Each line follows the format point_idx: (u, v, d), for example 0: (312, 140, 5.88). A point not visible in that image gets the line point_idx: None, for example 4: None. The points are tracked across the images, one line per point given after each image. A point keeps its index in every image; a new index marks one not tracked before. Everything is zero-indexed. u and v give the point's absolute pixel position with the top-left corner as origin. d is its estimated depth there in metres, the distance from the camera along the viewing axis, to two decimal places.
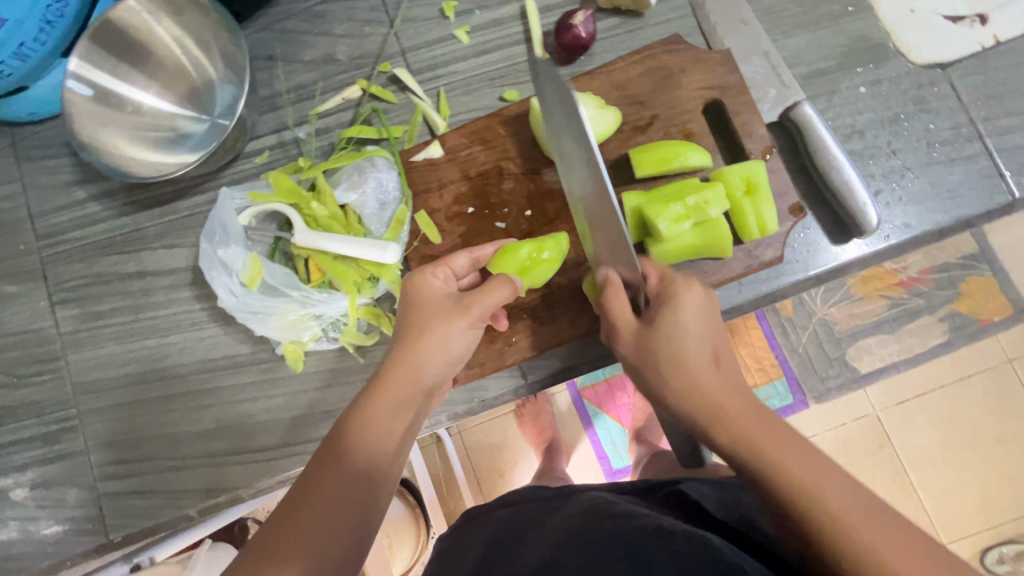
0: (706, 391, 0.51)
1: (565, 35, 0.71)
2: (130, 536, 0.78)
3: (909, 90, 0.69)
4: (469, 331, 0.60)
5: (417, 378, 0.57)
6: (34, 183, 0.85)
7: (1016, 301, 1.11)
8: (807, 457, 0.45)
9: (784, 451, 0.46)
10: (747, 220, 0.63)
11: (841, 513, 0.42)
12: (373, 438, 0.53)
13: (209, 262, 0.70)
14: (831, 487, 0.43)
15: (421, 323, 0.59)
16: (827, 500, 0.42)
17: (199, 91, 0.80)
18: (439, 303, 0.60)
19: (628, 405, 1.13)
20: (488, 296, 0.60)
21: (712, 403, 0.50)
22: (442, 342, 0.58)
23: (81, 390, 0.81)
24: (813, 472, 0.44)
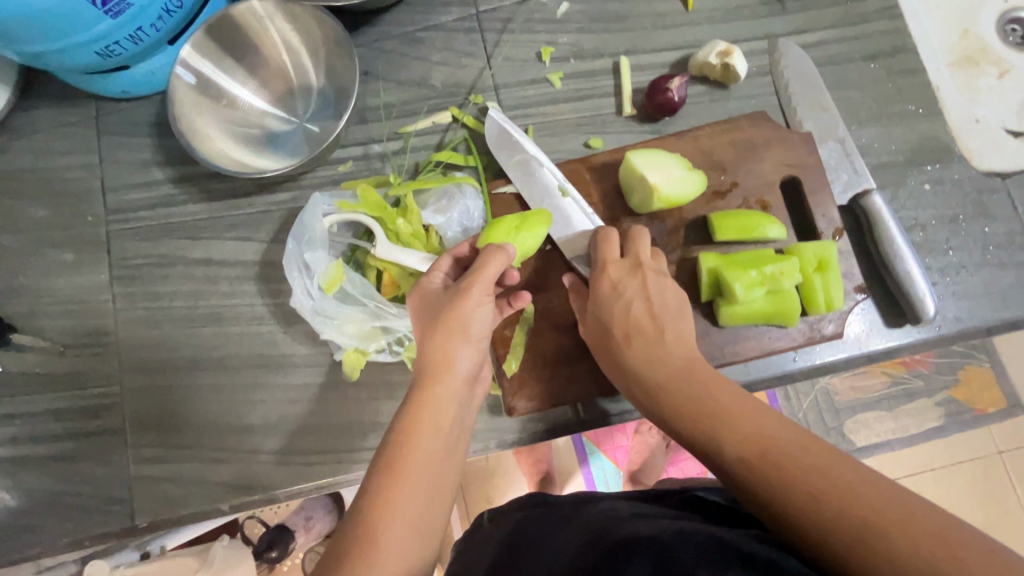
0: (671, 396, 0.55)
1: (659, 96, 0.76)
2: (158, 522, 0.77)
3: (970, 193, 0.74)
4: (476, 306, 0.57)
5: (446, 378, 0.55)
6: (110, 157, 0.86)
7: (1011, 395, 1.18)
8: (769, 430, 0.48)
9: (746, 430, 0.49)
10: (815, 295, 0.67)
11: (821, 475, 0.43)
12: (419, 451, 0.51)
13: (290, 262, 0.71)
14: (798, 454, 0.46)
15: (425, 323, 0.58)
16: (794, 469, 0.45)
17: (294, 94, 0.82)
18: (436, 301, 0.59)
19: (625, 447, 1.10)
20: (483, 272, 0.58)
21: (681, 407, 0.54)
22: (466, 340, 0.57)
23: (128, 368, 0.81)
24: (778, 440, 0.47)
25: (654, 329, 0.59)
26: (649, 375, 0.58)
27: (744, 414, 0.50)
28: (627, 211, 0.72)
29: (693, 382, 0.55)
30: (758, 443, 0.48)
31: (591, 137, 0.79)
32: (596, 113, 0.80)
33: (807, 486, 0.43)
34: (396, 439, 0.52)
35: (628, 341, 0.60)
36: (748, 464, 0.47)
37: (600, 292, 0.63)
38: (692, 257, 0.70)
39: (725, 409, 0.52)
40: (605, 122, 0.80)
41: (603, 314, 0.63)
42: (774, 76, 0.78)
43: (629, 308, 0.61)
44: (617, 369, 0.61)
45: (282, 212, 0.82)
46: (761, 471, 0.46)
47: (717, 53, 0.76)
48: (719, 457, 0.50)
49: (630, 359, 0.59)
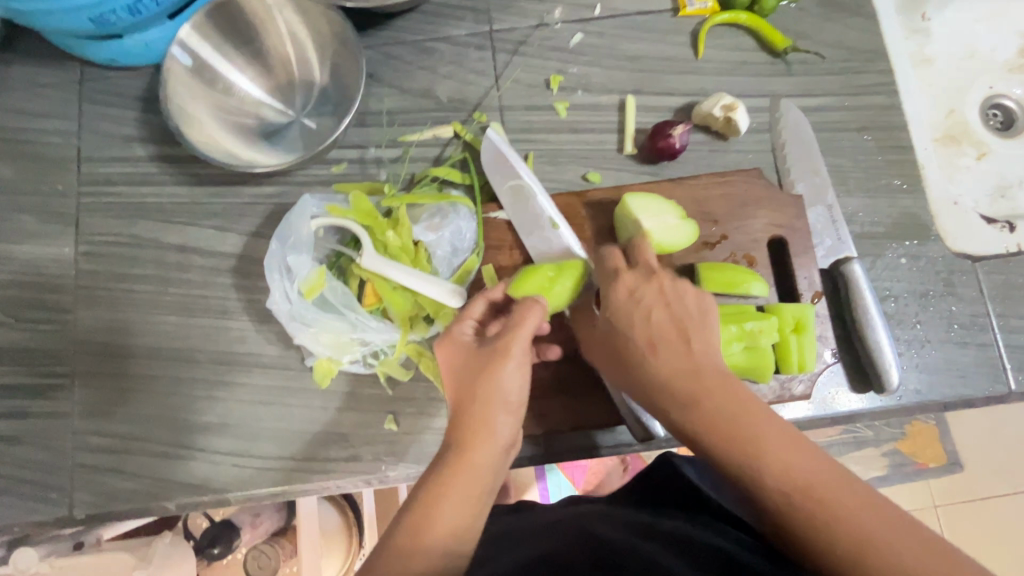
0: (706, 416, 0.49)
1: (661, 140, 0.76)
2: (98, 515, 0.73)
3: (942, 272, 0.77)
4: (514, 370, 0.54)
5: (482, 444, 0.51)
6: (90, 126, 0.82)
7: (950, 453, 1.24)
8: (809, 465, 0.46)
9: (789, 461, 0.46)
10: (789, 356, 0.68)
11: (867, 521, 0.42)
12: (456, 510, 0.48)
13: (272, 262, 0.69)
14: (843, 496, 0.44)
15: (466, 379, 0.54)
16: (839, 513, 0.43)
17: (294, 87, 0.80)
18: (471, 354, 0.56)
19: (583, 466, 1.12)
20: (519, 330, 0.56)
21: (717, 430, 0.49)
22: (504, 404, 0.53)
23: (84, 349, 0.77)
24: (822, 479, 0.45)
25: (679, 340, 0.53)
26: (678, 390, 0.51)
27: (783, 445, 0.47)
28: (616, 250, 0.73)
29: (731, 399, 0.49)
30: (802, 476, 0.45)
31: (589, 171, 0.79)
32: (597, 148, 0.80)
33: (858, 535, 0.42)
34: (428, 503, 0.48)
35: (654, 350, 0.54)
36: (789, 499, 0.45)
37: (616, 296, 0.57)
38: None
39: (763, 436, 0.47)
40: (605, 157, 0.80)
41: (623, 320, 0.56)
42: (772, 135, 0.80)
43: (653, 320, 0.55)
44: (635, 375, 0.55)
45: (268, 206, 0.80)
46: (806, 514, 0.44)
47: (722, 106, 0.77)
48: (757, 489, 0.47)
49: (657, 369, 0.53)
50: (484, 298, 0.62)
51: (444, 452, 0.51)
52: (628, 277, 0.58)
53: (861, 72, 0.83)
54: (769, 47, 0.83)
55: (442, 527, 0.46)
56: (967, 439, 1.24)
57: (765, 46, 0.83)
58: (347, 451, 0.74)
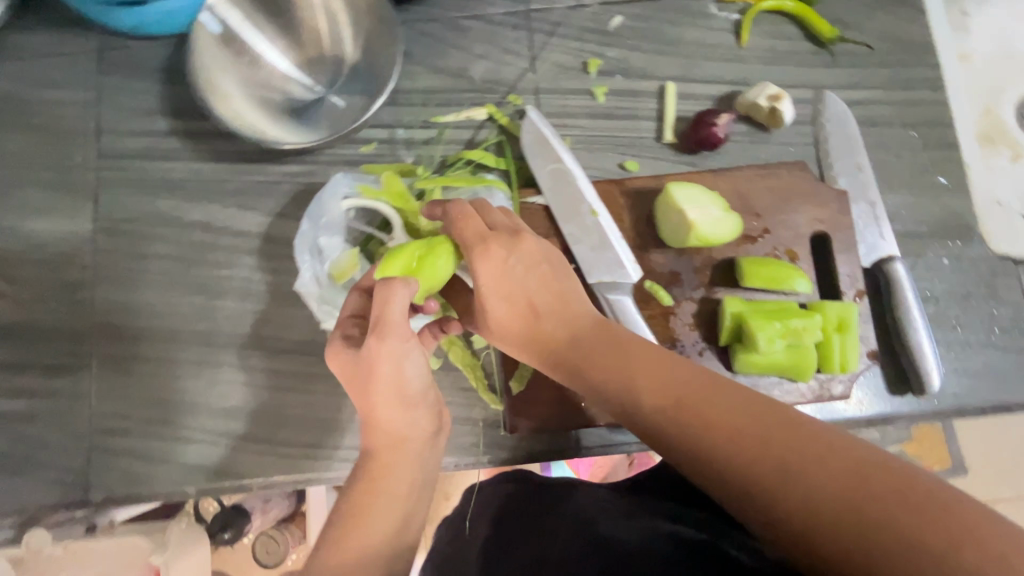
0: (597, 379, 0.48)
1: (704, 129, 0.75)
2: (114, 498, 0.71)
3: (984, 274, 0.76)
4: (403, 359, 0.51)
5: (400, 445, 0.52)
6: (110, 96, 0.79)
7: (960, 456, 1.24)
8: (696, 402, 0.43)
9: (672, 402, 0.44)
10: (831, 355, 0.67)
11: (825, 473, 0.36)
12: (384, 516, 0.48)
13: (301, 242, 0.67)
14: (733, 424, 0.41)
15: (358, 384, 0.52)
16: (726, 449, 0.40)
17: (323, 63, 0.77)
18: (349, 357, 0.52)
19: (589, 460, 1.11)
20: (387, 315, 0.51)
21: (610, 393, 0.47)
22: (413, 399, 0.53)
23: (102, 328, 0.74)
24: (711, 411, 0.42)
25: (556, 295, 0.53)
26: (569, 358, 0.51)
27: (663, 389, 0.45)
28: (655, 242, 0.71)
29: (621, 356, 0.48)
30: (690, 412, 0.43)
31: (626, 159, 0.77)
32: (635, 135, 0.78)
33: (761, 464, 0.39)
34: (355, 508, 0.48)
35: (538, 318, 0.53)
36: (684, 443, 0.42)
37: (483, 265, 0.54)
38: (716, 298, 0.70)
39: (647, 386, 0.45)
40: (643, 146, 0.78)
41: (488, 288, 0.54)
42: (815, 127, 0.78)
43: (530, 284, 0.53)
44: (529, 348, 0.54)
45: (294, 186, 0.77)
46: (699, 450, 0.41)
47: (767, 96, 0.75)
48: (662, 442, 0.44)
49: (549, 337, 0.52)
50: (359, 291, 0.57)
51: (362, 461, 0.51)
52: (495, 244, 0.54)
53: (908, 66, 0.80)
54: (815, 37, 0.80)
55: (369, 532, 0.47)
56: (978, 443, 1.24)
57: (810, 36, 0.81)
58: None
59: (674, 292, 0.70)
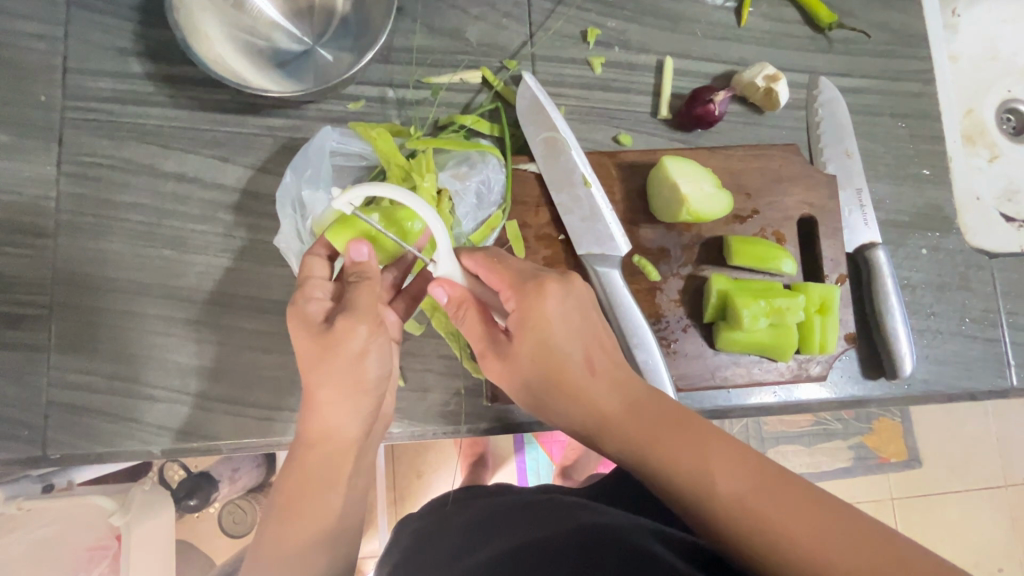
0: (658, 458, 0.47)
1: (699, 106, 0.73)
2: (72, 457, 0.68)
3: (960, 265, 0.78)
4: (365, 354, 0.50)
5: (334, 441, 0.53)
6: (80, 34, 0.74)
7: (913, 449, 1.28)
8: (773, 494, 0.43)
9: (742, 492, 0.43)
10: (812, 336, 0.68)
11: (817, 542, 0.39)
12: (323, 510, 0.54)
13: (284, 196, 0.65)
14: (809, 518, 0.41)
15: (314, 374, 0.50)
16: (798, 537, 0.40)
17: (313, 13, 0.73)
18: (311, 338, 0.50)
19: (562, 442, 1.12)
20: (355, 304, 0.50)
21: (673, 475, 0.45)
22: (361, 395, 0.52)
23: (65, 278, 0.70)
24: (790, 511, 0.41)
25: (604, 364, 0.53)
26: (626, 432, 0.49)
27: (734, 475, 0.44)
28: (646, 217, 0.70)
29: (684, 440, 0.47)
30: (764, 507, 0.42)
31: (621, 132, 0.76)
32: (631, 109, 0.77)
33: (802, 544, 0.40)
34: (298, 502, 0.53)
35: (592, 379, 0.51)
36: (752, 534, 0.41)
37: (534, 305, 0.51)
38: (702, 276, 0.70)
39: (715, 471, 0.44)
40: (638, 120, 0.77)
41: (530, 329, 0.52)
42: (808, 112, 0.78)
43: (582, 338, 0.52)
44: (576, 409, 0.52)
45: (277, 140, 0.74)
46: (773, 544, 0.40)
47: (764, 76, 0.74)
48: (724, 531, 0.43)
49: (600, 407, 0.51)
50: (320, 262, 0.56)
51: (298, 447, 0.53)
52: (551, 285, 0.52)
53: (900, 58, 0.81)
54: (812, 22, 0.80)
55: (303, 517, 0.53)
56: (931, 437, 1.29)
57: (808, 21, 0.80)
58: None
59: (662, 268, 0.70)
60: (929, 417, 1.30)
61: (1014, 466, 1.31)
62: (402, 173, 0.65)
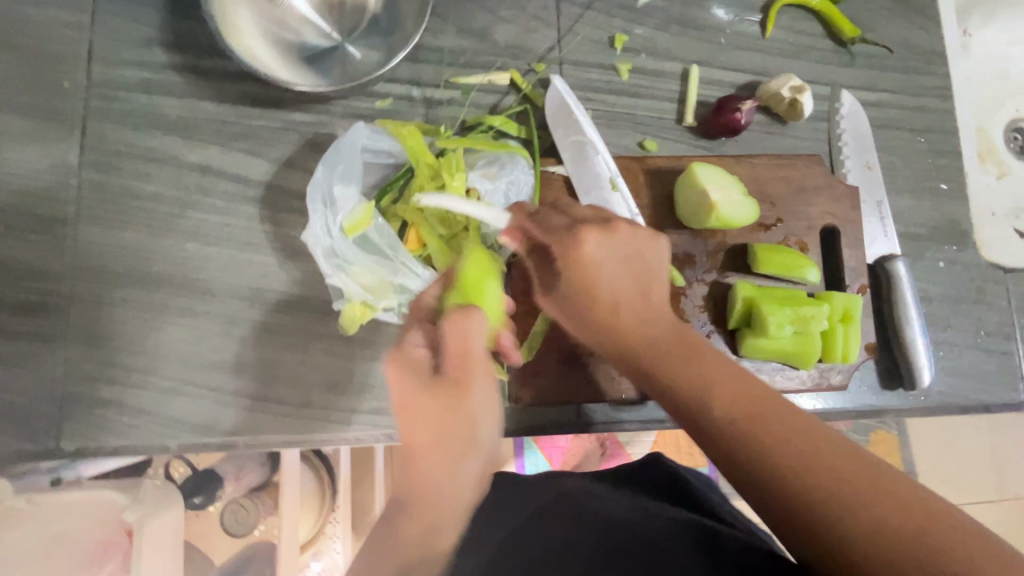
0: (672, 381, 0.50)
1: (726, 114, 0.74)
2: (87, 450, 0.67)
3: (976, 279, 0.79)
4: (484, 415, 0.49)
5: (439, 504, 0.49)
6: (107, 22, 0.73)
7: (910, 461, 1.29)
8: (773, 417, 0.45)
9: (735, 410, 0.46)
10: (835, 345, 0.68)
11: (806, 458, 0.42)
12: (410, 555, 0.47)
13: (314, 191, 0.64)
14: (805, 437, 0.43)
15: (431, 424, 0.48)
16: (790, 447, 0.43)
17: (343, 10, 0.73)
18: (420, 387, 0.49)
19: (562, 447, 1.12)
20: (471, 351, 0.49)
21: (681, 389, 0.49)
22: (475, 452, 0.49)
23: (85, 268, 0.70)
24: (781, 426, 0.44)
25: (632, 300, 0.53)
26: (640, 353, 0.52)
27: (736, 397, 0.47)
28: (672, 222, 0.71)
29: (696, 365, 0.49)
30: (757, 422, 0.45)
31: (646, 138, 0.77)
32: (656, 116, 0.78)
33: (791, 455, 0.42)
34: (391, 545, 0.48)
35: (617, 317, 0.53)
36: (753, 451, 0.44)
37: (574, 256, 0.53)
38: (726, 283, 0.70)
39: (711, 388, 0.47)
40: (663, 126, 0.78)
41: (569, 273, 0.54)
42: (829, 124, 0.79)
43: (615, 283, 0.53)
44: (605, 343, 0.54)
45: (303, 135, 0.74)
46: (758, 455, 0.44)
47: (790, 87, 0.75)
48: (728, 449, 0.45)
49: (623, 336, 0.53)
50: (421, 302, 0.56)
51: (398, 512, 0.49)
52: (589, 233, 0.53)
53: (918, 74, 0.82)
54: (835, 35, 0.81)
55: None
56: (930, 449, 1.30)
57: (831, 34, 0.81)
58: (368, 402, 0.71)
59: (687, 274, 0.70)
60: (928, 430, 1.31)
61: (1008, 480, 1.32)
62: (432, 171, 0.65)
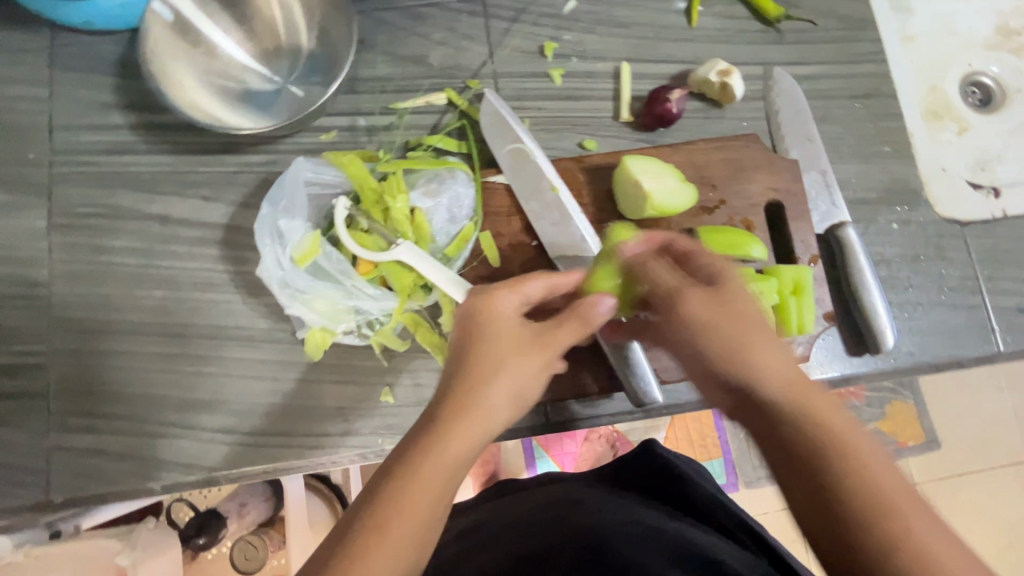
0: (813, 420, 0.40)
1: (658, 106, 0.76)
2: (77, 499, 0.70)
3: (933, 237, 0.79)
4: (534, 372, 0.49)
5: (464, 447, 0.44)
6: (64, 92, 0.78)
7: (924, 429, 1.26)
8: (919, 504, 0.37)
9: (897, 493, 0.37)
10: (789, 317, 0.68)
11: (950, 564, 0.35)
12: (425, 497, 0.41)
13: (263, 227, 0.67)
14: (949, 539, 0.36)
15: (502, 355, 0.48)
16: (930, 542, 0.35)
17: (281, 52, 0.77)
18: (511, 330, 0.50)
19: (573, 453, 1.11)
20: (550, 328, 0.51)
21: (817, 433, 0.40)
22: (514, 412, 0.47)
23: (61, 326, 0.73)
24: (925, 521, 0.36)
25: (762, 325, 0.46)
26: (775, 392, 0.42)
27: (891, 468, 0.39)
28: (615, 215, 0.72)
29: (841, 417, 0.41)
30: (902, 501, 0.37)
31: (585, 138, 0.79)
32: (593, 116, 0.80)
33: (935, 553, 0.35)
34: (405, 476, 0.42)
35: (756, 338, 0.45)
36: (885, 527, 0.36)
37: (732, 278, 0.49)
38: None
39: (871, 464, 0.38)
40: (600, 124, 0.79)
41: (731, 301, 0.47)
42: (766, 102, 0.80)
43: (746, 304, 0.47)
44: (723, 359, 0.45)
45: (256, 175, 0.77)
46: (887, 534, 0.36)
47: (718, 71, 0.77)
48: (847, 507, 0.37)
49: (746, 358, 0.44)
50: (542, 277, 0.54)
51: (421, 436, 0.44)
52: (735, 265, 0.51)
53: (850, 42, 0.83)
54: (762, 16, 0.83)
55: (400, 525, 0.40)
56: (944, 415, 1.27)
57: (758, 16, 0.83)
58: (338, 426, 0.72)
59: None
60: (940, 395, 1.27)
61: None
62: (375, 195, 0.69)
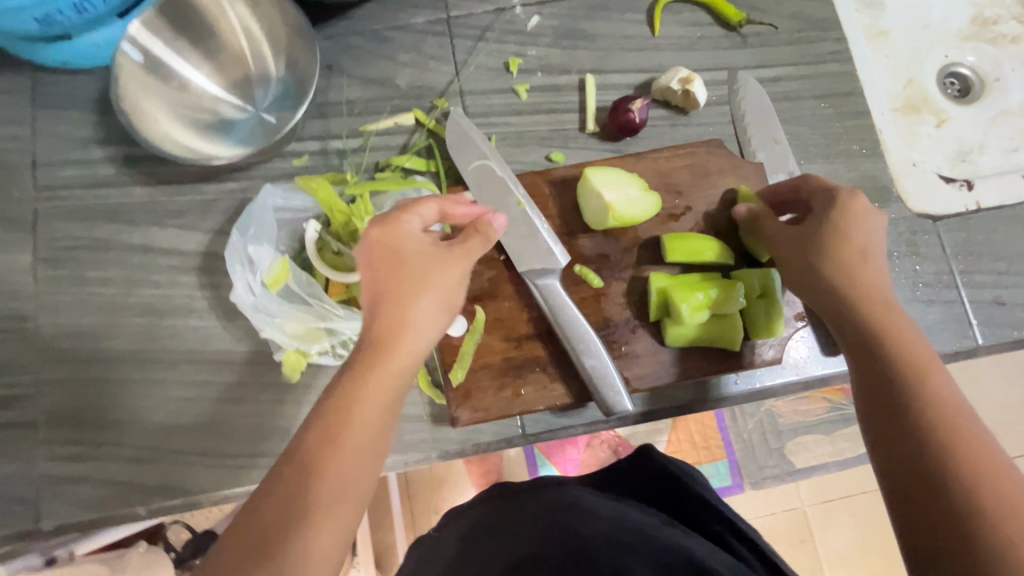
0: (918, 370, 0.53)
1: (621, 116, 0.77)
2: (67, 525, 0.72)
3: (905, 233, 0.79)
4: (451, 285, 0.59)
5: (401, 352, 0.55)
6: (45, 130, 0.80)
7: None
8: (963, 424, 0.50)
9: (952, 414, 0.50)
10: (757, 321, 0.69)
11: (990, 461, 0.47)
12: (374, 402, 0.52)
13: (234, 255, 0.69)
14: (981, 445, 0.48)
15: (419, 278, 0.57)
16: (980, 450, 0.48)
17: (251, 82, 0.79)
18: (419, 252, 0.58)
19: (575, 461, 1.10)
20: (458, 245, 0.60)
21: (923, 380, 0.52)
22: (439, 317, 0.58)
23: (47, 357, 0.75)
24: (973, 435, 0.49)
25: (882, 293, 0.60)
26: (903, 352, 0.55)
27: (946, 395, 0.52)
28: (582, 226, 0.73)
29: (930, 365, 0.54)
30: (956, 419, 0.50)
31: (552, 151, 0.80)
32: (559, 128, 0.81)
33: (981, 457, 0.47)
34: (352, 391, 0.52)
35: (890, 304, 0.59)
36: (950, 441, 0.49)
37: (866, 237, 0.62)
38: (644, 276, 0.72)
39: (942, 395, 0.52)
40: (567, 137, 0.80)
41: (877, 271, 0.61)
42: (732, 106, 0.80)
43: (880, 272, 0.61)
44: (879, 325, 0.57)
45: (231, 202, 0.79)
46: (956, 450, 0.48)
47: (679, 79, 0.78)
48: (924, 428, 0.50)
49: (898, 329, 0.57)
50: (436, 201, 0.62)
51: (366, 351, 0.54)
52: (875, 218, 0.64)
53: (814, 43, 0.84)
54: (724, 22, 0.84)
55: (350, 436, 0.50)
56: None
57: (720, 21, 0.84)
58: None
59: (604, 274, 0.72)
60: None
61: None
62: (344, 218, 0.69)
